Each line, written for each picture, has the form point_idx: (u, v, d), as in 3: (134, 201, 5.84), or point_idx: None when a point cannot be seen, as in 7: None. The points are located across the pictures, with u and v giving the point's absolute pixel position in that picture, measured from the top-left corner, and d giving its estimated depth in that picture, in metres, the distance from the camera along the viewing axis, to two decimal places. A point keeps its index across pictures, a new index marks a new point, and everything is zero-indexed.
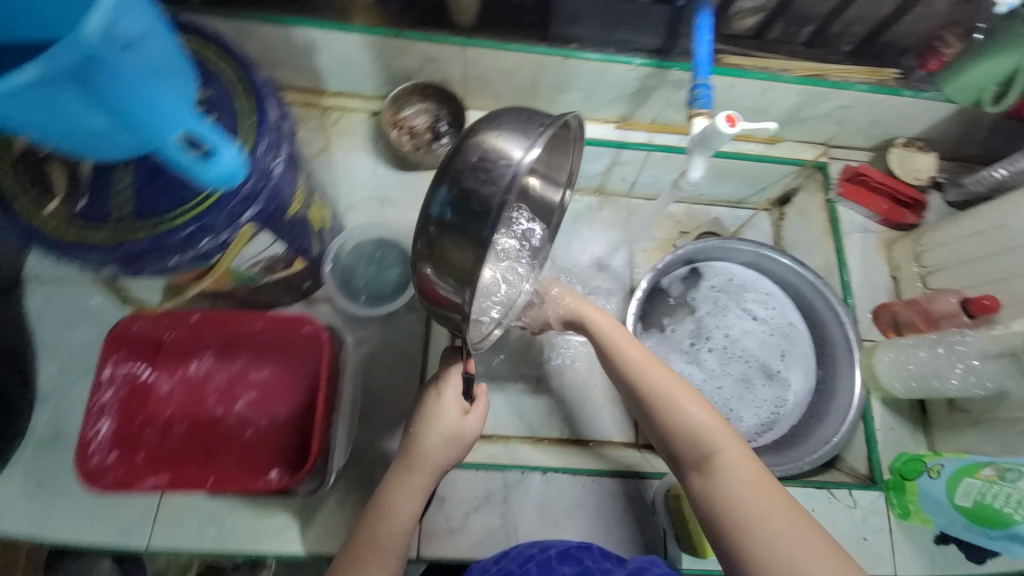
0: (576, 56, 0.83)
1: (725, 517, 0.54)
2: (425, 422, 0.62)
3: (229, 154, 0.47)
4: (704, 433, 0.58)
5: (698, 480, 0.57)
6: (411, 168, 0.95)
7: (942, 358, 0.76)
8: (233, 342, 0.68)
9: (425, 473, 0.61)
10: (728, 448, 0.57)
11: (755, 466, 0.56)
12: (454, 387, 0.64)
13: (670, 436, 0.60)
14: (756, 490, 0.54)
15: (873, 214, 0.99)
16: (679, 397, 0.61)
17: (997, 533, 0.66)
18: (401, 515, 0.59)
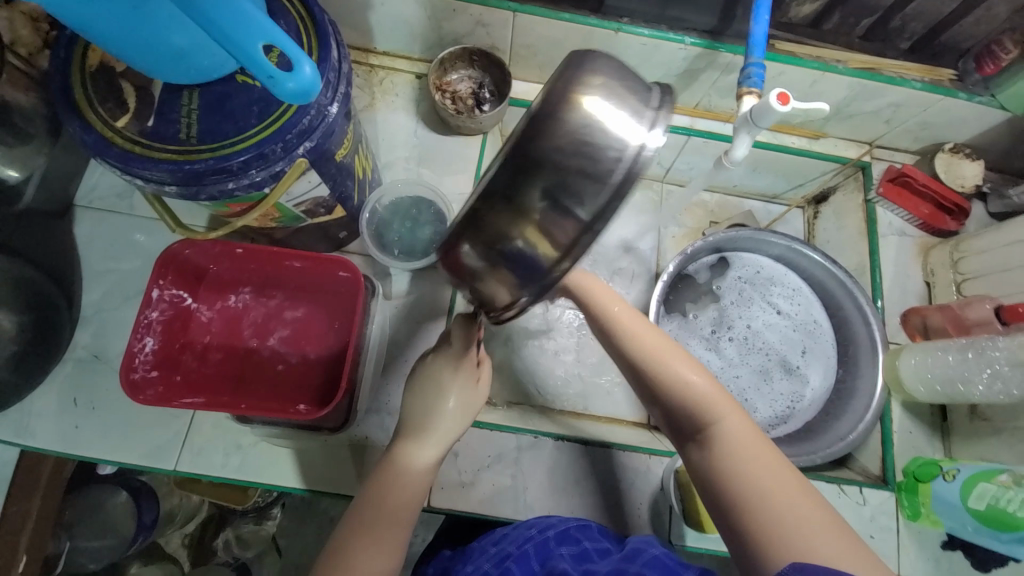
0: (627, 31, 0.82)
1: (721, 485, 0.57)
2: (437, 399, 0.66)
3: (307, 69, 0.45)
4: (702, 403, 0.60)
5: (697, 450, 0.60)
6: (450, 133, 0.96)
7: (970, 363, 0.76)
8: (274, 280, 0.71)
9: (439, 437, 0.64)
10: (726, 417, 0.59)
11: (751, 433, 0.59)
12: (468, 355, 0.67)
13: (668, 405, 0.62)
14: (753, 456, 0.57)
15: (912, 217, 0.96)
16: (674, 364, 0.62)
17: (1008, 536, 0.69)
18: (414, 479, 0.62)
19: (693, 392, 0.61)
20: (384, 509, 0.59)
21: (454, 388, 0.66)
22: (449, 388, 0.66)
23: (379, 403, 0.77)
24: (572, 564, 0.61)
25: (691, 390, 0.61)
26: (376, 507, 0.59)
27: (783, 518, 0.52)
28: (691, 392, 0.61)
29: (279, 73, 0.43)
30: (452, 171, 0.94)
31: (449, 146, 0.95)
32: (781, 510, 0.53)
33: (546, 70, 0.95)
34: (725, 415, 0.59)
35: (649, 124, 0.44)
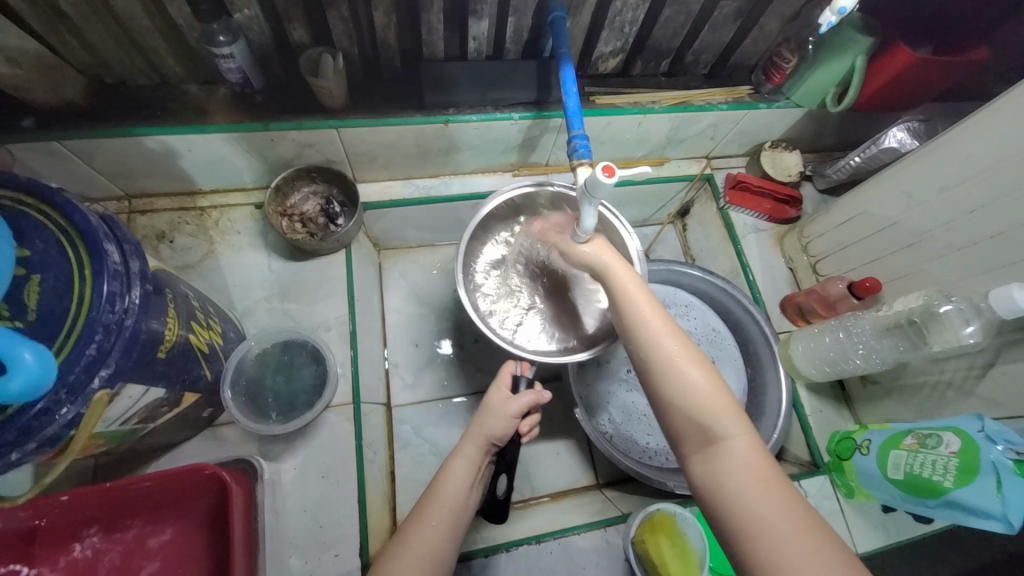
0: (456, 120, 0.83)
1: (721, 505, 0.48)
2: (483, 409, 0.69)
3: (29, 355, 0.36)
4: (708, 413, 0.51)
5: (699, 461, 0.51)
6: (309, 257, 0.89)
7: (845, 342, 0.83)
8: (124, 509, 0.59)
9: (474, 441, 0.67)
10: (734, 433, 0.50)
11: (763, 457, 0.49)
12: (502, 384, 0.71)
13: (673, 414, 0.53)
14: (762, 481, 0.47)
15: (759, 214, 1.04)
16: (685, 366, 0.54)
17: (935, 502, 0.68)
18: (456, 484, 0.63)
19: (702, 394, 0.53)
20: (431, 509, 0.61)
21: (491, 399, 0.69)
22: (487, 399, 0.70)
23: None
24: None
25: (705, 392, 0.53)
26: (425, 504, 0.62)
27: (781, 556, 0.43)
28: (701, 400, 0.52)
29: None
30: (323, 296, 0.87)
31: (311, 272, 0.88)
32: (784, 546, 0.43)
33: (393, 168, 0.93)
34: (737, 430, 0.50)
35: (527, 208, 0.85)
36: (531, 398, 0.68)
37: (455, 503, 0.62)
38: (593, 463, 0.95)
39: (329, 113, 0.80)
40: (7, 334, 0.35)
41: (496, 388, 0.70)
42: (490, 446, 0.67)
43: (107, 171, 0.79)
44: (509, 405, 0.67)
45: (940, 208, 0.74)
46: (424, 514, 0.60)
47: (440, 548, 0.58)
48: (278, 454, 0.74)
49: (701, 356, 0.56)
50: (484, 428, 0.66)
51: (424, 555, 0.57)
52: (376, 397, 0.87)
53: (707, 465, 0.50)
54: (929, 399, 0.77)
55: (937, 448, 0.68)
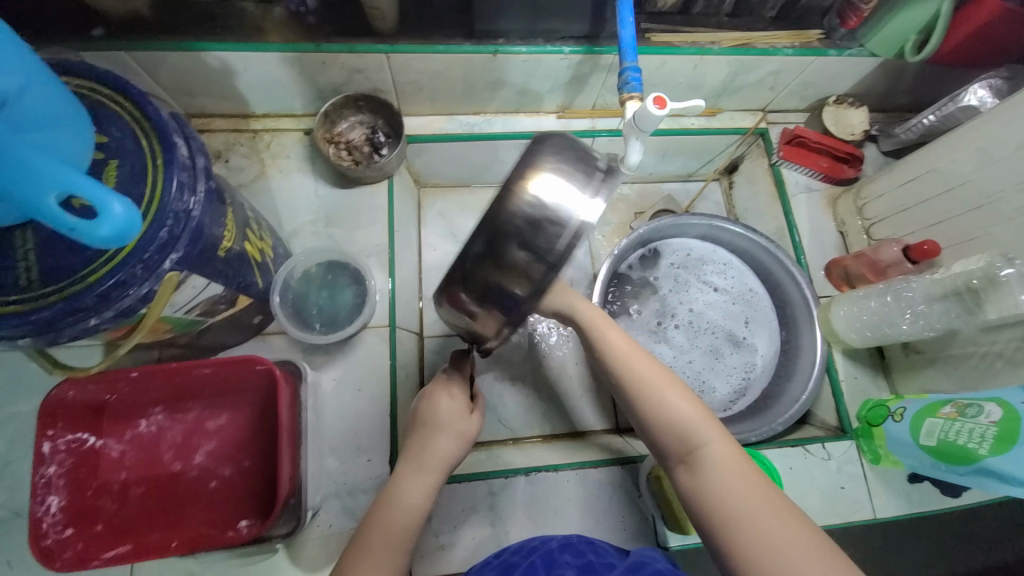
0: (505, 51, 0.81)
1: (710, 510, 0.51)
2: (430, 426, 0.63)
3: (117, 206, 0.39)
4: (687, 427, 0.55)
5: (686, 475, 0.55)
6: (352, 185, 0.91)
7: (891, 306, 0.79)
8: (185, 394, 0.65)
9: (432, 466, 0.61)
10: (712, 441, 0.54)
11: (740, 456, 0.54)
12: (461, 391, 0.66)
13: (656, 431, 0.57)
14: (741, 479, 0.52)
15: (814, 172, 0.99)
16: (661, 387, 0.57)
17: (966, 468, 0.66)
18: (411, 504, 0.58)
19: (679, 412, 0.56)
20: (377, 545, 0.55)
21: (445, 422, 0.63)
22: (440, 415, 0.64)
23: (339, 484, 0.73)
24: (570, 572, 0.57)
25: (679, 410, 0.56)
26: (370, 538, 0.55)
27: (769, 543, 0.48)
28: (677, 416, 0.55)
29: (82, 222, 0.37)
30: (364, 224, 0.90)
31: (354, 200, 0.91)
32: (765, 532, 0.48)
33: (438, 102, 0.93)
34: (713, 437, 0.54)
35: (592, 192, 0.50)
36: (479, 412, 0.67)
37: (405, 534, 0.57)
38: (614, 408, 0.97)
39: (379, 37, 0.80)
40: (93, 182, 0.38)
41: (440, 412, 0.64)
42: (444, 469, 0.61)
43: (170, 87, 0.82)
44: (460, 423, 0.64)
45: (1020, 165, 0.68)
46: (368, 548, 0.55)
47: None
48: (318, 365, 0.79)
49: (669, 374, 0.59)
50: (443, 451, 0.62)
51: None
52: (410, 325, 0.91)
53: (692, 475, 0.54)
54: (976, 370, 0.74)
55: (977, 417, 0.66)
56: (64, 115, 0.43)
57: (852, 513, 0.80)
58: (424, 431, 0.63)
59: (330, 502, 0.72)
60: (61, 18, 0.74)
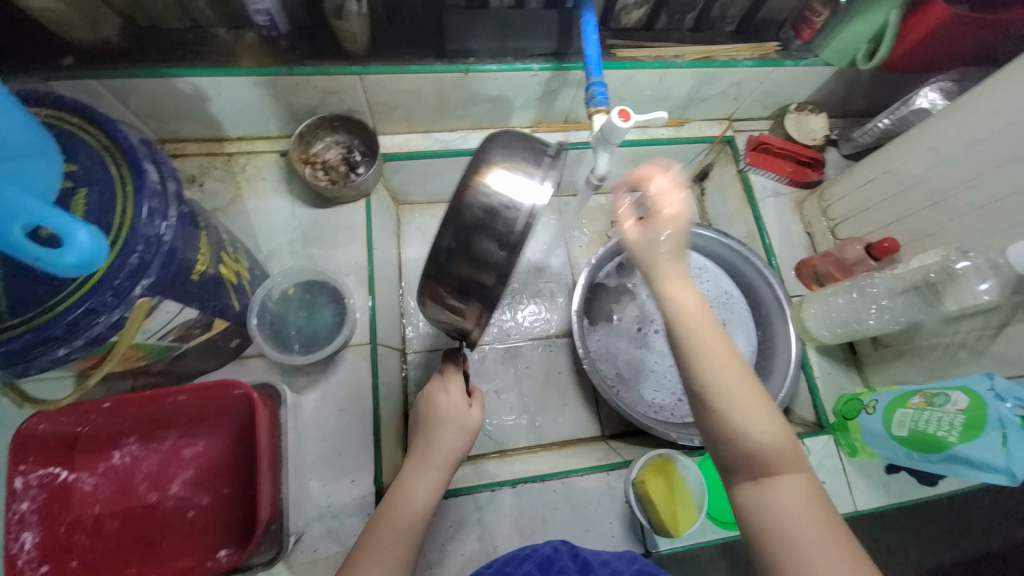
0: (476, 70, 0.83)
1: (767, 530, 0.47)
2: (434, 422, 0.66)
3: (83, 235, 0.40)
4: (765, 440, 0.50)
5: (748, 485, 0.50)
6: (330, 204, 0.92)
7: (858, 302, 0.82)
8: (159, 422, 0.64)
9: (438, 464, 0.63)
10: (788, 463, 0.49)
11: (816, 492, 0.48)
12: (457, 386, 0.68)
13: (728, 434, 0.51)
14: (811, 510, 0.47)
15: (781, 177, 1.04)
16: (743, 390, 0.52)
17: (938, 457, 0.68)
18: (417, 502, 0.60)
19: (761, 421, 0.51)
20: (385, 540, 0.57)
21: (443, 415, 0.66)
22: (440, 411, 0.66)
23: (323, 507, 0.72)
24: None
25: (760, 423, 0.51)
26: (378, 532, 0.58)
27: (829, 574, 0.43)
28: (757, 430, 0.50)
29: (46, 251, 0.38)
30: (343, 242, 0.90)
31: (331, 219, 0.91)
32: (826, 566, 0.44)
33: (412, 120, 0.94)
34: (792, 462, 0.49)
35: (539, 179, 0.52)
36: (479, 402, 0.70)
37: (414, 526, 0.59)
38: (599, 416, 0.98)
39: (352, 59, 0.81)
40: (62, 213, 0.39)
41: (439, 406, 0.66)
42: (449, 464, 0.64)
43: (141, 113, 0.82)
44: (467, 415, 0.66)
45: (967, 164, 0.72)
46: (377, 543, 0.57)
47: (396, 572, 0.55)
48: (299, 386, 0.78)
49: (757, 387, 0.52)
50: (448, 450, 0.64)
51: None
52: (392, 342, 0.91)
53: (755, 492, 0.49)
54: (941, 360, 0.76)
55: (944, 405, 0.68)
56: (31, 145, 0.44)
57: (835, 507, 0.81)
58: (427, 427, 0.66)
59: (315, 526, 0.71)
60: (28, 48, 0.73)
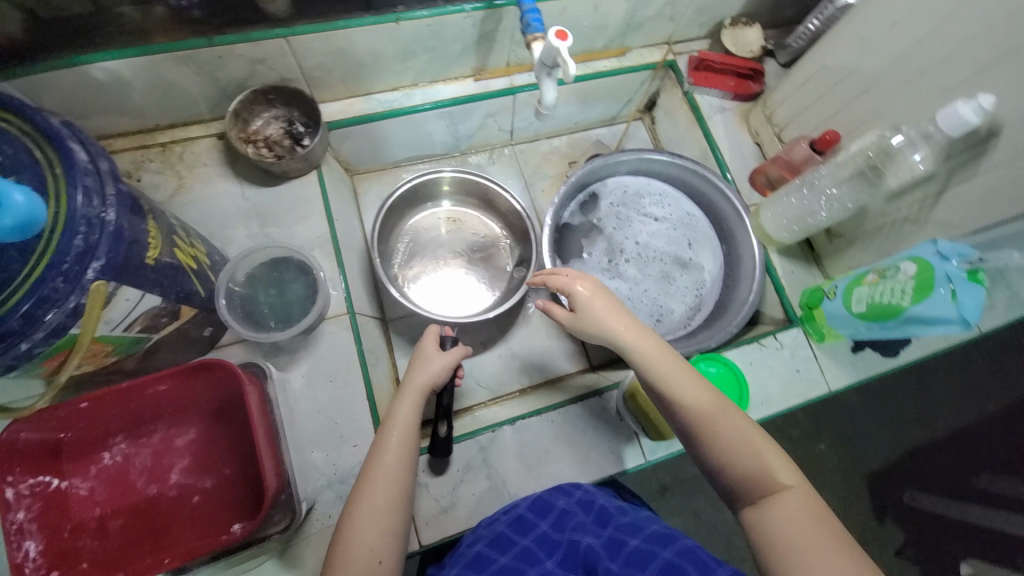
0: (407, 18, 0.80)
1: (764, 544, 0.50)
2: (414, 362, 0.69)
3: (17, 197, 0.42)
4: (757, 470, 0.53)
5: (752, 511, 0.53)
6: (280, 181, 0.89)
7: (809, 198, 0.86)
8: (144, 418, 0.64)
9: (416, 385, 0.65)
10: (788, 487, 0.52)
11: (819, 510, 0.51)
12: (431, 338, 0.72)
13: (725, 468, 0.55)
14: (810, 521, 0.49)
15: (724, 93, 1.05)
16: (724, 428, 0.56)
17: (896, 322, 0.73)
18: (407, 415, 0.62)
19: (751, 449, 0.54)
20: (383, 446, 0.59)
21: (425, 355, 0.69)
22: (421, 351, 0.70)
23: (330, 475, 0.73)
24: (590, 536, 0.58)
25: (752, 448, 0.54)
26: (380, 441, 0.60)
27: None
28: (750, 459, 0.54)
29: None
30: (299, 217, 0.87)
31: (284, 195, 0.88)
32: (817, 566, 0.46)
33: (351, 82, 0.91)
34: (791, 479, 0.53)
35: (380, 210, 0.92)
36: (457, 352, 0.71)
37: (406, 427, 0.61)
38: (585, 350, 1.01)
39: (276, 23, 0.78)
40: None
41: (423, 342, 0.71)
42: (427, 386, 0.66)
43: (58, 111, 0.77)
44: (442, 355, 0.69)
45: (894, 45, 0.75)
46: (380, 450, 0.59)
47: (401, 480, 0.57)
48: (283, 364, 0.77)
49: (741, 415, 0.57)
50: (422, 374, 0.66)
51: (391, 489, 0.56)
52: (369, 310, 0.90)
53: (758, 514, 0.52)
54: (888, 239, 0.81)
55: (895, 276, 0.73)
56: None
57: (810, 390, 0.87)
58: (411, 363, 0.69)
59: (326, 493, 0.71)
60: None
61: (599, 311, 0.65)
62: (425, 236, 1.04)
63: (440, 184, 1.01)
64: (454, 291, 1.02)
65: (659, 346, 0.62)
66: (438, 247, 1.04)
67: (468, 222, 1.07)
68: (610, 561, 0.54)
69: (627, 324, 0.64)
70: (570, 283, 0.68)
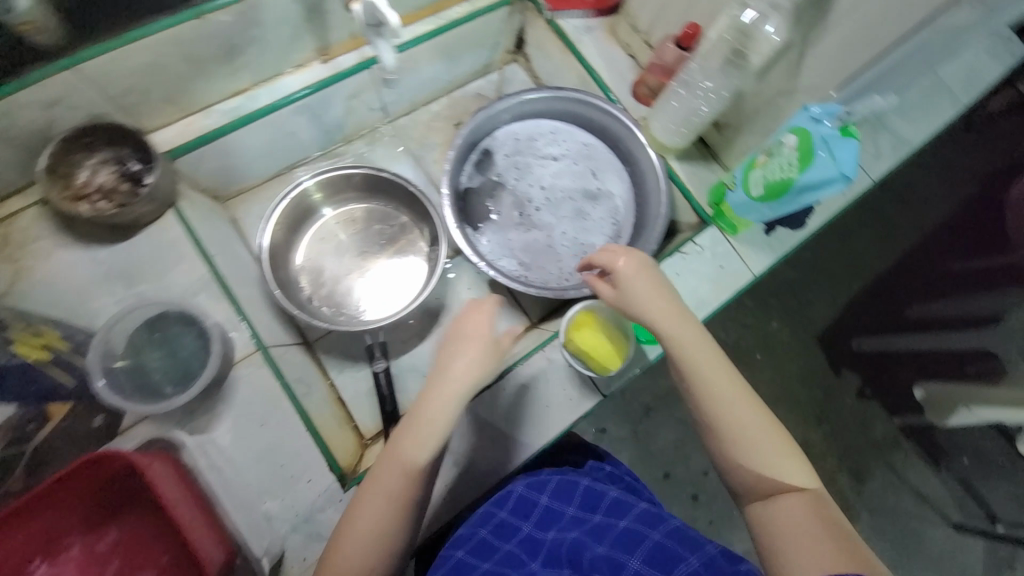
0: (210, 10, 0.70)
1: (763, 532, 0.56)
2: (455, 341, 0.69)
3: None
4: (768, 470, 0.58)
5: (758, 505, 0.58)
6: (131, 233, 0.79)
7: (687, 97, 0.85)
8: (55, 538, 0.58)
9: (452, 383, 0.65)
10: (796, 489, 0.57)
11: (825, 515, 0.55)
12: (485, 315, 0.70)
13: (738, 465, 0.59)
14: (813, 524, 0.54)
15: (585, 12, 1.00)
16: (746, 430, 0.59)
17: (791, 195, 0.74)
18: (437, 416, 0.64)
19: (768, 453, 0.58)
20: (399, 450, 0.63)
21: (469, 341, 0.68)
22: (470, 332, 0.68)
23: (292, 518, 0.68)
24: (575, 530, 0.71)
25: (769, 449, 0.59)
26: (393, 448, 0.63)
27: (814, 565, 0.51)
28: (765, 460, 0.58)
29: None
30: (172, 265, 0.78)
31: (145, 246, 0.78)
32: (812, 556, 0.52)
33: (178, 100, 0.80)
34: (801, 483, 0.57)
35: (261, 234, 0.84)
36: (496, 335, 0.70)
37: (432, 430, 0.63)
38: (523, 308, 0.99)
39: (62, 55, 0.67)
40: None
41: (469, 321, 0.69)
42: (465, 385, 0.66)
43: None
44: (484, 331, 0.69)
45: None
46: (388, 458, 0.63)
47: (398, 489, 0.61)
48: (202, 425, 0.71)
49: (767, 422, 0.60)
50: (458, 367, 0.66)
51: (383, 497, 0.61)
52: (285, 339, 0.84)
53: (762, 506, 0.57)
54: (770, 117, 0.82)
55: (780, 151, 0.74)
56: None
57: (736, 281, 0.89)
58: (451, 349, 0.68)
59: (293, 537, 0.67)
60: None
61: (642, 296, 0.67)
62: (327, 244, 0.97)
63: (324, 185, 0.92)
64: (374, 292, 0.96)
65: (709, 347, 0.64)
66: (347, 249, 0.97)
67: (369, 217, 0.99)
68: (597, 544, 0.68)
69: (672, 314, 0.65)
70: (615, 262, 0.70)
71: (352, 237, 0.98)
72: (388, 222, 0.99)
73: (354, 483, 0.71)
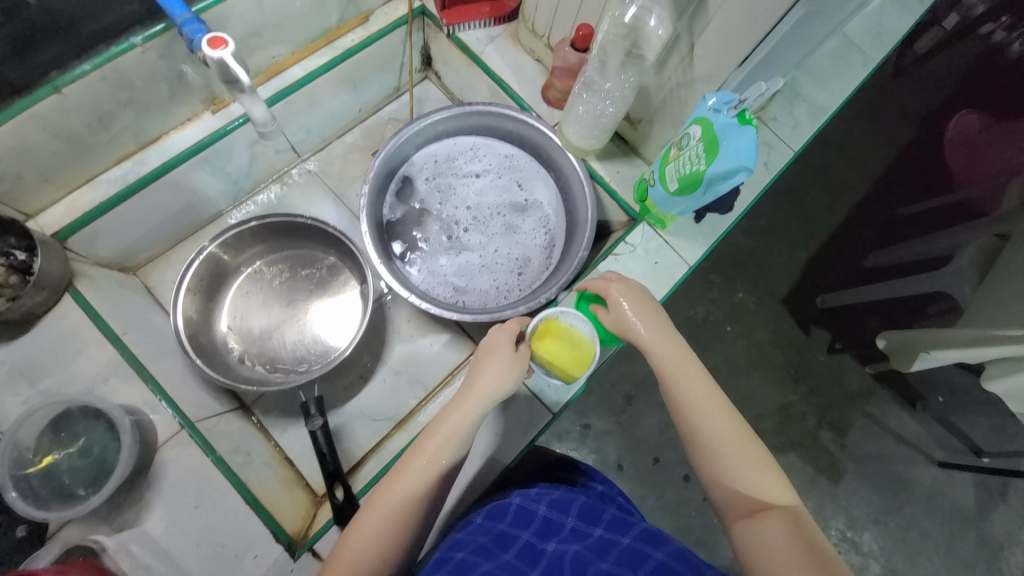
0: (67, 82, 0.66)
1: (747, 554, 0.53)
2: (482, 354, 0.71)
3: None
4: (753, 486, 0.56)
5: (744, 527, 0.55)
6: (25, 327, 0.73)
7: (593, 99, 0.83)
8: None
9: (473, 395, 0.66)
10: (782, 507, 0.54)
11: (813, 535, 0.52)
12: (506, 332, 0.73)
13: (722, 481, 0.57)
14: (797, 544, 0.51)
15: (484, 22, 0.97)
16: (731, 445, 0.58)
17: (703, 189, 0.73)
18: (455, 427, 0.64)
19: (753, 470, 0.57)
20: (411, 462, 0.62)
21: (495, 354, 0.69)
22: (497, 344, 0.71)
23: None
24: (576, 543, 0.64)
25: (753, 466, 0.57)
26: (407, 461, 0.62)
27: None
28: (749, 477, 0.56)
29: None
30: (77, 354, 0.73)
31: (44, 339, 0.73)
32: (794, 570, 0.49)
33: (57, 177, 0.75)
34: (788, 503, 0.55)
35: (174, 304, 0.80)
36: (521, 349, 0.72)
37: (448, 449, 0.62)
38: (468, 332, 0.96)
39: None
40: None
41: (493, 341, 0.72)
42: (485, 395, 0.66)
43: None
44: (504, 338, 0.71)
45: None
46: (399, 471, 0.61)
47: (405, 503, 0.59)
48: (131, 519, 0.67)
49: (753, 441, 0.59)
50: (480, 380, 0.67)
51: (389, 511, 0.58)
52: (215, 409, 0.80)
53: (748, 526, 0.54)
54: (677, 108, 0.80)
55: (688, 144, 0.73)
56: None
57: (673, 274, 0.88)
58: (478, 364, 0.70)
59: None
60: None
61: (629, 308, 0.70)
62: (253, 298, 0.93)
63: (239, 237, 0.88)
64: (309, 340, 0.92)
65: (695, 366, 0.65)
66: (275, 299, 0.94)
67: (292, 263, 0.96)
68: (601, 559, 0.61)
69: (658, 329, 0.68)
70: (605, 285, 0.73)
71: (280, 285, 0.94)
72: (313, 265, 0.96)
73: (304, 551, 0.68)
